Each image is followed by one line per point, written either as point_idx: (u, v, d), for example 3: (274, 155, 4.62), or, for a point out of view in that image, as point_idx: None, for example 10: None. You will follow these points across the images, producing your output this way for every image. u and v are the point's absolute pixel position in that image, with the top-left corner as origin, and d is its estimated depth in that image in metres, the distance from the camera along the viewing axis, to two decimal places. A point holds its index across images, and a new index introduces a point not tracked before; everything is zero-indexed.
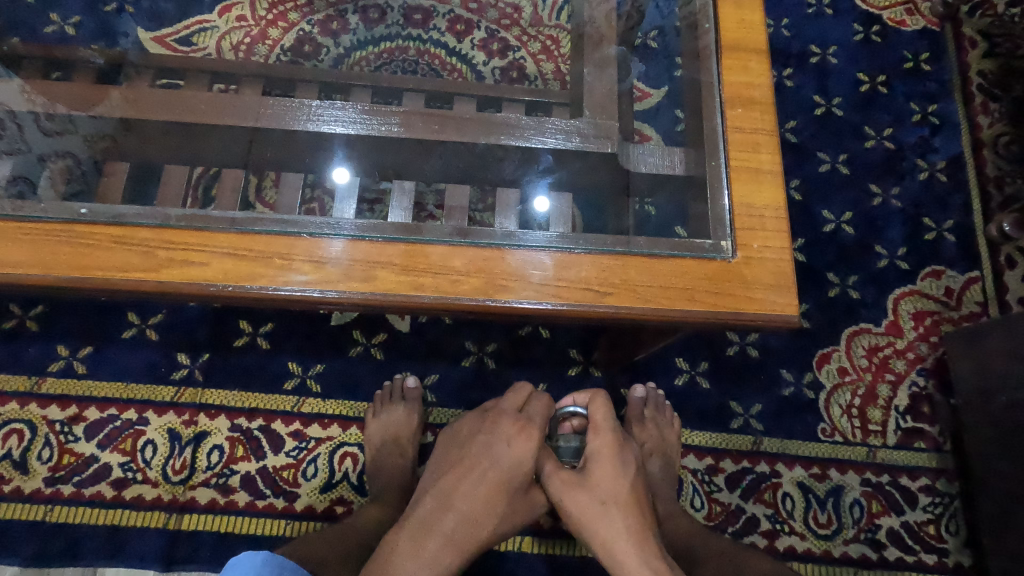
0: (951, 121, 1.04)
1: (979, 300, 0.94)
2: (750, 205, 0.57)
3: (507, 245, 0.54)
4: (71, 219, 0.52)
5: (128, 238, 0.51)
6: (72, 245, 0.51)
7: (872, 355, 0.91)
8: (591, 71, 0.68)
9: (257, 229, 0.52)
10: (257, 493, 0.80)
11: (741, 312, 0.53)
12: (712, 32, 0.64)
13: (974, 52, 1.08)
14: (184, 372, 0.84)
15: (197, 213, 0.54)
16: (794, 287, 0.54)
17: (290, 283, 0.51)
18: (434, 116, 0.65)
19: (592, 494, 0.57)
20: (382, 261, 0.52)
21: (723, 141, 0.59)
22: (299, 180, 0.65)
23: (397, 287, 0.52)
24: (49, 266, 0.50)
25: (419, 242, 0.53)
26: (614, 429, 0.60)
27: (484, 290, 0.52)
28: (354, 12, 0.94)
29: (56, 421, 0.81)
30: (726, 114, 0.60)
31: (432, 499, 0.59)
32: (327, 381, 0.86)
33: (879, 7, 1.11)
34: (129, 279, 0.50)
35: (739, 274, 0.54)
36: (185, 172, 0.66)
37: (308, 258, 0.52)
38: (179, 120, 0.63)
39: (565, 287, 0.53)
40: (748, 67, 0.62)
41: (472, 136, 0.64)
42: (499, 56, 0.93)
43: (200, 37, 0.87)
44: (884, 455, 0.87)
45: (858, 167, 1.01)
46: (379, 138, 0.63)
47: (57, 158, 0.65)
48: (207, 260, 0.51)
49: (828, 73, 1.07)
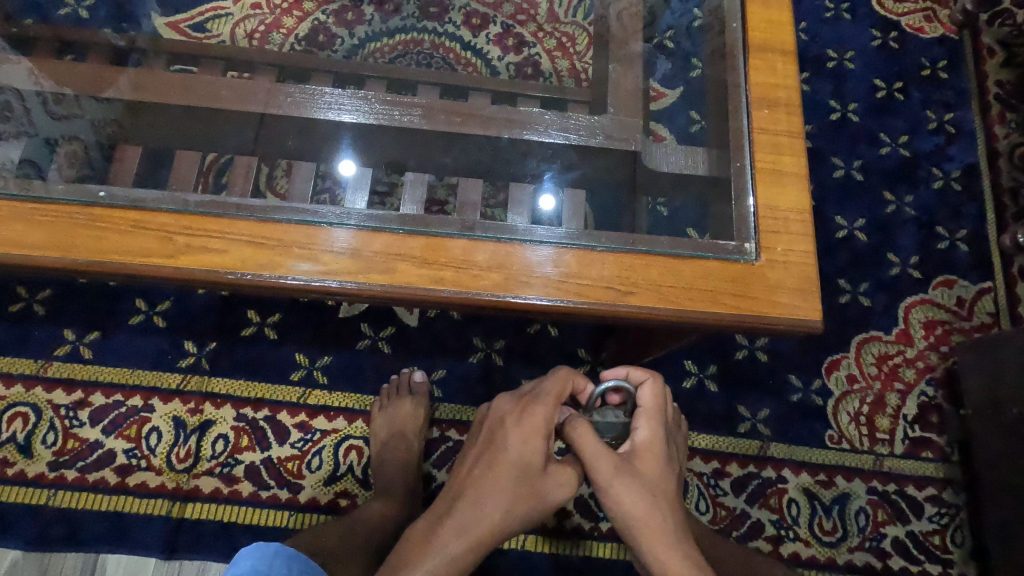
0: (967, 130, 1.04)
1: (990, 311, 0.94)
2: (774, 207, 0.56)
3: (526, 242, 0.53)
4: (91, 202, 0.51)
5: (146, 222, 0.51)
6: (89, 228, 0.50)
7: (883, 363, 0.91)
8: (616, 67, 0.68)
9: (276, 218, 0.52)
10: (262, 484, 0.80)
11: (764, 316, 0.52)
12: (739, 32, 0.63)
13: (992, 62, 1.07)
14: (191, 359, 0.84)
15: (216, 200, 0.53)
16: (817, 293, 0.53)
17: (294, 272, 0.51)
18: (458, 110, 0.65)
19: (644, 487, 0.56)
20: (402, 253, 0.52)
21: (748, 142, 0.59)
22: (311, 170, 0.63)
23: (417, 281, 0.51)
24: (67, 250, 0.50)
25: (438, 235, 0.53)
26: (661, 419, 0.60)
27: (503, 286, 0.52)
28: (369, 3, 0.96)
29: (61, 406, 0.81)
30: (751, 115, 0.59)
31: (446, 492, 0.60)
32: (334, 373, 0.85)
33: (897, 13, 1.10)
34: (145, 264, 0.50)
35: (762, 277, 0.53)
36: (198, 156, 0.64)
37: (324, 249, 0.51)
38: (197, 104, 0.64)
39: (585, 285, 0.52)
40: (774, 68, 0.61)
41: (495, 130, 0.64)
42: (514, 51, 0.90)
43: (214, 24, 0.88)
44: (892, 464, 0.86)
45: (873, 174, 1.01)
46: (400, 130, 0.64)
47: (65, 142, 0.64)
48: (225, 247, 0.51)
49: (844, 78, 1.06)
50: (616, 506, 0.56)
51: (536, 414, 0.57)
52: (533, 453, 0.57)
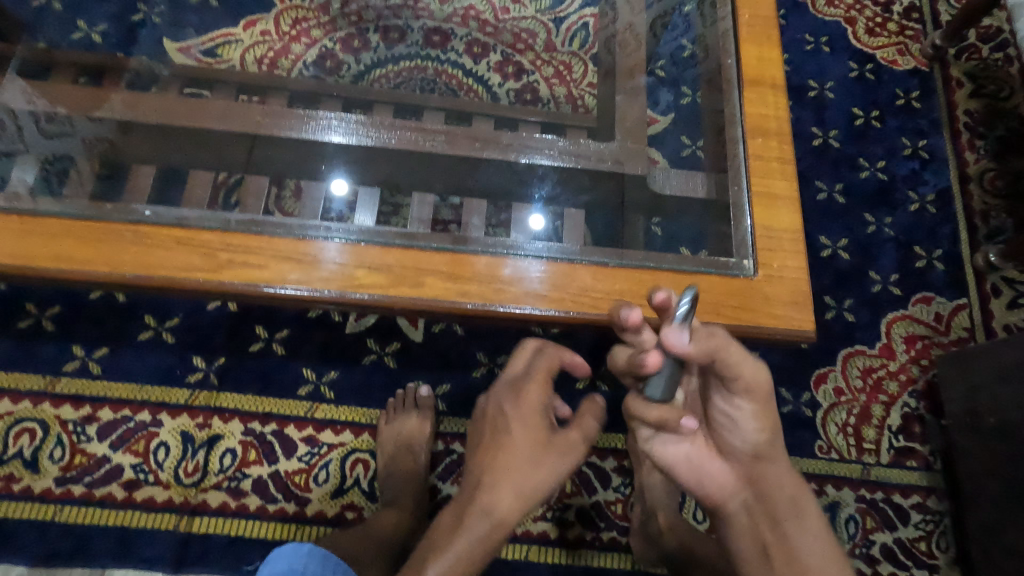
0: (940, 156, 1.10)
1: (966, 326, 0.99)
2: (770, 227, 0.60)
3: (543, 257, 0.57)
4: (137, 220, 0.54)
5: (189, 239, 0.53)
6: (137, 244, 0.53)
7: (867, 376, 0.95)
8: (622, 98, 0.73)
9: (312, 235, 0.55)
10: (269, 498, 0.81)
11: (763, 327, 0.56)
12: (734, 68, 0.68)
13: (961, 92, 1.14)
14: (199, 375, 0.85)
15: (256, 218, 0.56)
16: (811, 305, 0.57)
17: (330, 286, 0.53)
18: (477, 136, 0.69)
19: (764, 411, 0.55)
20: (430, 268, 0.55)
21: (745, 168, 0.63)
22: (320, 193, 0.66)
23: (444, 294, 0.54)
24: (116, 264, 0.52)
25: (465, 252, 0.56)
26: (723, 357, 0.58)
27: (523, 298, 0.55)
28: (375, 31, 1.00)
29: (69, 421, 0.82)
30: (747, 144, 0.64)
31: (468, 481, 0.60)
32: (341, 388, 0.87)
33: (872, 46, 1.17)
34: (189, 279, 0.52)
35: (759, 292, 0.57)
36: (212, 176, 0.66)
37: (350, 264, 0.54)
38: (235, 131, 0.68)
39: (600, 299, 0.55)
40: (768, 101, 0.65)
41: (513, 156, 0.69)
42: (514, 78, 0.98)
43: (225, 50, 0.95)
44: (878, 473, 0.90)
45: (854, 197, 1.06)
46: (422, 153, 0.68)
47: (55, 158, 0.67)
48: (263, 262, 0.53)
49: (825, 107, 1.12)
50: (756, 434, 0.51)
51: (530, 391, 0.61)
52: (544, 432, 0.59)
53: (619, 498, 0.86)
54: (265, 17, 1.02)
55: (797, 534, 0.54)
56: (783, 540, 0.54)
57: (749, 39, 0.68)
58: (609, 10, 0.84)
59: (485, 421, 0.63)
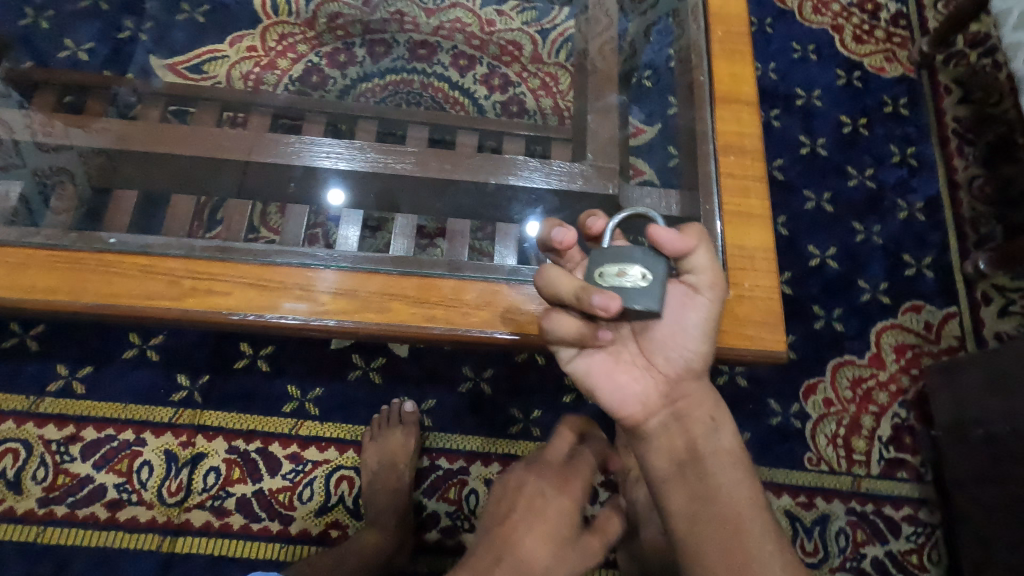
0: (929, 163, 1.10)
1: (957, 335, 0.98)
2: (742, 245, 0.60)
3: (512, 280, 0.57)
4: (101, 248, 0.54)
5: (154, 266, 0.53)
6: (102, 273, 0.53)
7: (856, 386, 0.94)
8: (593, 117, 0.71)
9: (276, 260, 0.55)
10: (253, 516, 0.81)
11: (734, 348, 0.56)
12: (706, 85, 0.68)
13: (949, 99, 1.14)
14: (183, 393, 0.85)
15: (221, 245, 0.56)
16: (782, 325, 0.57)
17: (293, 312, 0.53)
18: (446, 155, 0.68)
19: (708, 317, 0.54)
20: (397, 293, 0.55)
21: (717, 186, 0.63)
22: (304, 212, 0.71)
23: (410, 319, 0.54)
24: (78, 294, 0.52)
25: (430, 276, 0.56)
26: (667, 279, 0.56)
27: (492, 322, 0.55)
28: (361, 46, 0.99)
29: (53, 441, 0.81)
30: (719, 161, 0.64)
31: (486, 556, 0.55)
32: (326, 405, 0.87)
33: (860, 54, 1.17)
34: (153, 308, 0.52)
35: (732, 311, 0.57)
36: (192, 200, 0.71)
37: (319, 288, 0.54)
38: (201, 155, 0.67)
39: None
40: (739, 119, 0.66)
41: (483, 176, 0.68)
42: (500, 91, 0.98)
43: (210, 65, 0.95)
44: (869, 485, 0.89)
45: (842, 206, 1.06)
46: (391, 175, 0.68)
47: (54, 172, 0.70)
48: (227, 289, 0.53)
49: (812, 116, 1.12)
50: (695, 342, 0.50)
51: (574, 480, 0.58)
52: (574, 523, 0.57)
53: None
54: (251, 31, 1.01)
55: (722, 473, 0.49)
56: (706, 477, 0.49)
57: (722, 55, 0.69)
58: (583, 18, 0.80)
59: (515, 495, 0.59)
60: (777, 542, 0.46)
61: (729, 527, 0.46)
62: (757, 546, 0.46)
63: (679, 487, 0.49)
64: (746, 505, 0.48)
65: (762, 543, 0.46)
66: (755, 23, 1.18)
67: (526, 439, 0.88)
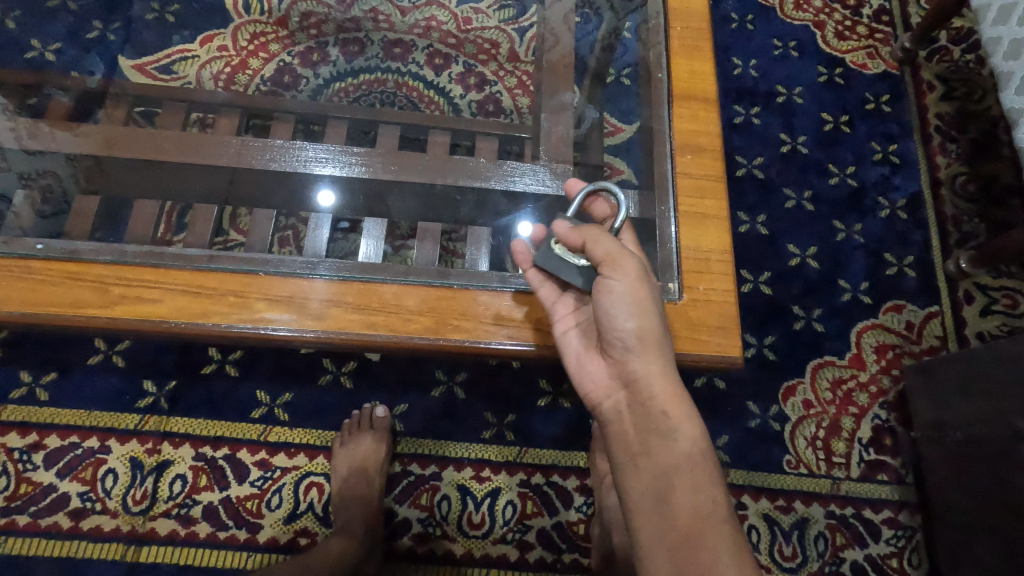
0: (911, 160, 1.08)
1: (938, 334, 0.97)
2: (697, 248, 0.59)
3: (470, 285, 0.57)
4: (28, 254, 0.53)
5: (83, 274, 0.53)
6: (27, 280, 0.52)
7: (836, 387, 0.93)
8: (547, 117, 0.72)
9: (213, 267, 0.54)
10: (220, 525, 0.79)
11: (687, 353, 0.55)
12: (665, 82, 0.66)
13: (932, 95, 1.12)
14: (149, 400, 0.83)
15: (153, 249, 0.55)
16: (738, 330, 0.56)
17: (244, 320, 0.53)
18: (393, 156, 0.68)
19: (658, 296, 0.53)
20: (338, 300, 0.55)
21: (673, 187, 0.62)
22: (270, 216, 0.71)
23: (350, 326, 0.54)
24: (3, 301, 0.51)
25: (370, 281, 0.56)
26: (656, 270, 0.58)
27: (434, 329, 0.55)
28: (335, 45, 0.97)
29: (15, 449, 0.80)
30: (676, 160, 0.63)
31: None
32: (295, 410, 0.85)
33: (842, 50, 1.16)
34: (81, 315, 0.51)
35: (685, 315, 0.56)
36: (157, 206, 0.70)
37: (267, 296, 0.54)
38: (143, 157, 0.67)
39: (521, 328, 0.56)
40: (695, 116, 0.64)
41: (432, 177, 0.67)
42: (476, 91, 0.96)
43: (180, 66, 0.93)
44: (848, 488, 0.88)
45: (823, 204, 1.04)
46: (345, 178, 0.68)
47: (39, 176, 0.68)
48: (160, 296, 0.53)
49: (793, 113, 1.11)
50: (623, 320, 0.51)
51: None
52: None
53: (582, 518, 0.84)
54: (223, 31, 0.99)
55: (677, 476, 0.49)
56: (661, 477, 0.50)
57: (681, 52, 0.67)
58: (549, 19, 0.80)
59: None
60: (738, 552, 0.46)
61: (687, 534, 0.47)
62: (715, 556, 0.46)
63: (634, 481, 0.51)
64: (710, 515, 0.48)
65: (723, 553, 0.46)
66: (736, 19, 1.17)
67: (500, 443, 0.86)
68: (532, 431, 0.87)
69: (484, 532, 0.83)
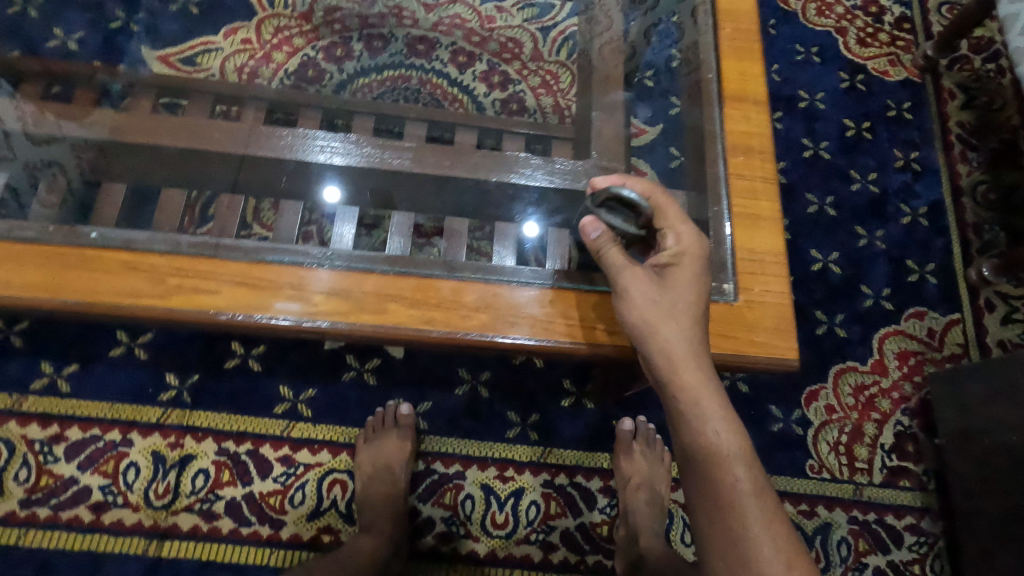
0: (932, 168, 1.09)
1: (960, 342, 0.97)
2: (752, 250, 0.60)
3: (509, 281, 0.57)
4: (81, 243, 0.53)
5: (139, 264, 0.53)
6: (80, 269, 0.52)
7: (859, 393, 0.93)
8: (599, 115, 0.70)
9: (270, 259, 0.55)
10: (243, 521, 0.79)
11: (744, 354, 0.56)
12: (715, 83, 0.67)
13: (952, 104, 1.13)
14: (172, 393, 0.83)
15: (209, 240, 0.55)
16: (793, 331, 0.57)
17: (283, 312, 0.53)
18: (445, 152, 0.67)
19: (665, 295, 0.54)
20: (394, 294, 0.55)
21: (725, 188, 0.62)
22: (298, 207, 0.68)
23: (409, 321, 0.54)
24: (55, 290, 0.51)
25: (429, 276, 0.56)
26: (697, 254, 0.56)
27: (492, 326, 0.55)
28: (359, 40, 0.97)
29: (36, 441, 0.79)
30: (728, 162, 0.63)
31: None
32: (318, 406, 0.85)
33: (864, 57, 1.16)
34: (139, 305, 0.52)
35: (740, 316, 0.57)
36: (183, 195, 0.68)
37: (319, 288, 0.54)
38: (186, 145, 0.66)
39: (575, 326, 0.56)
40: (748, 118, 0.65)
41: (483, 173, 0.67)
42: (500, 88, 0.96)
43: (204, 58, 0.92)
44: (871, 493, 0.88)
45: (845, 210, 1.05)
46: (389, 171, 0.66)
47: (48, 168, 0.68)
48: (217, 288, 0.53)
49: (815, 118, 1.11)
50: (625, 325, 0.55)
51: None
52: None
53: (605, 520, 0.84)
54: (246, 24, 0.98)
55: (701, 455, 0.52)
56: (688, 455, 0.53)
57: (731, 54, 0.68)
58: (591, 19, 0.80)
59: None
60: (767, 523, 0.50)
61: (721, 515, 0.50)
62: (746, 529, 0.49)
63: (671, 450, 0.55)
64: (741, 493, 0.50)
65: (756, 525, 0.49)
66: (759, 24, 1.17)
67: (523, 443, 0.86)
68: (555, 431, 0.87)
69: (507, 532, 0.82)
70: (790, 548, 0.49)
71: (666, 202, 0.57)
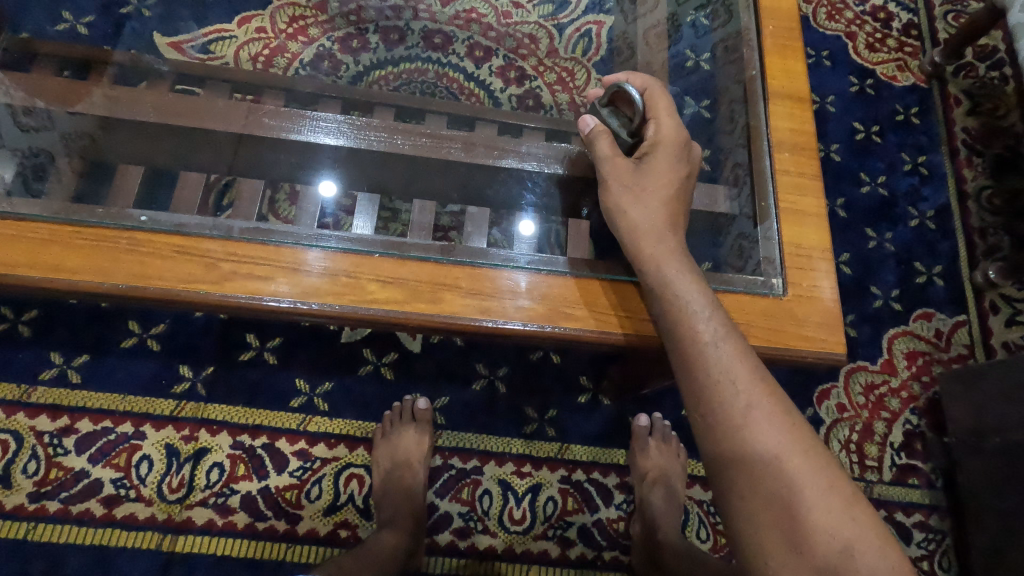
0: (939, 172, 1.11)
1: (966, 343, 0.99)
2: (798, 244, 0.61)
3: (504, 267, 0.57)
4: (132, 226, 0.53)
5: (191, 249, 0.53)
6: (131, 252, 0.52)
7: (869, 392, 0.94)
8: None
9: (325, 246, 0.55)
10: (258, 515, 0.78)
11: (794, 348, 0.57)
12: (759, 80, 0.69)
13: (958, 110, 1.15)
14: (186, 385, 0.81)
15: (262, 228, 0.56)
16: (841, 327, 0.58)
17: (276, 294, 0.52)
18: (493, 145, 0.69)
19: (636, 174, 0.58)
20: (449, 283, 0.55)
21: (773, 182, 0.64)
22: (315, 209, 0.64)
23: (461, 311, 0.54)
24: (107, 274, 0.51)
25: (487, 266, 0.56)
26: (674, 140, 0.59)
27: (547, 317, 0.55)
28: (375, 32, 0.94)
29: (45, 433, 0.77)
30: (773, 157, 0.65)
31: None
32: (335, 400, 0.84)
33: (872, 62, 1.18)
34: (190, 290, 0.52)
35: (790, 311, 0.58)
36: (201, 177, 0.65)
37: (374, 277, 0.54)
38: (238, 132, 0.66)
39: (630, 319, 0.56)
40: (791, 114, 0.67)
41: (528, 163, 0.69)
42: (516, 84, 0.90)
43: (218, 46, 0.88)
44: (881, 491, 0.89)
45: (855, 211, 1.06)
46: (441, 159, 0.67)
47: (37, 154, 0.64)
48: (270, 274, 0.53)
49: (827, 121, 1.12)
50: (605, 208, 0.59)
51: None
52: None
53: (621, 516, 0.85)
54: (260, 13, 0.95)
55: (666, 316, 0.53)
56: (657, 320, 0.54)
57: (773, 50, 0.70)
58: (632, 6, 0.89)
59: None
60: (736, 368, 0.50)
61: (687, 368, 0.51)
62: (709, 374, 0.50)
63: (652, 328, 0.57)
64: (703, 343, 0.51)
65: (718, 369, 0.50)
66: None
67: (540, 439, 0.86)
68: (573, 428, 0.87)
69: (525, 527, 0.82)
70: (757, 389, 0.49)
71: (658, 99, 0.61)
